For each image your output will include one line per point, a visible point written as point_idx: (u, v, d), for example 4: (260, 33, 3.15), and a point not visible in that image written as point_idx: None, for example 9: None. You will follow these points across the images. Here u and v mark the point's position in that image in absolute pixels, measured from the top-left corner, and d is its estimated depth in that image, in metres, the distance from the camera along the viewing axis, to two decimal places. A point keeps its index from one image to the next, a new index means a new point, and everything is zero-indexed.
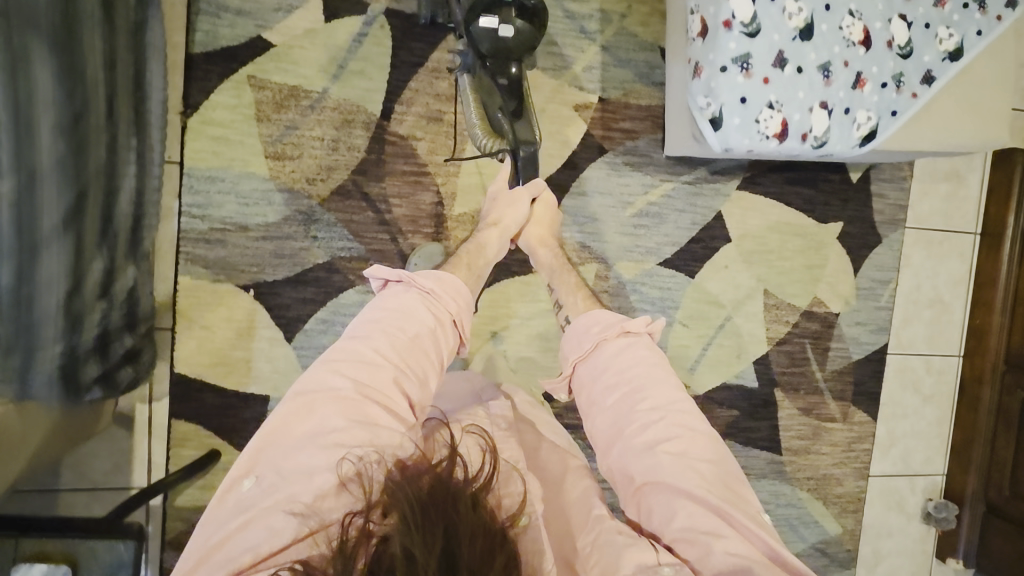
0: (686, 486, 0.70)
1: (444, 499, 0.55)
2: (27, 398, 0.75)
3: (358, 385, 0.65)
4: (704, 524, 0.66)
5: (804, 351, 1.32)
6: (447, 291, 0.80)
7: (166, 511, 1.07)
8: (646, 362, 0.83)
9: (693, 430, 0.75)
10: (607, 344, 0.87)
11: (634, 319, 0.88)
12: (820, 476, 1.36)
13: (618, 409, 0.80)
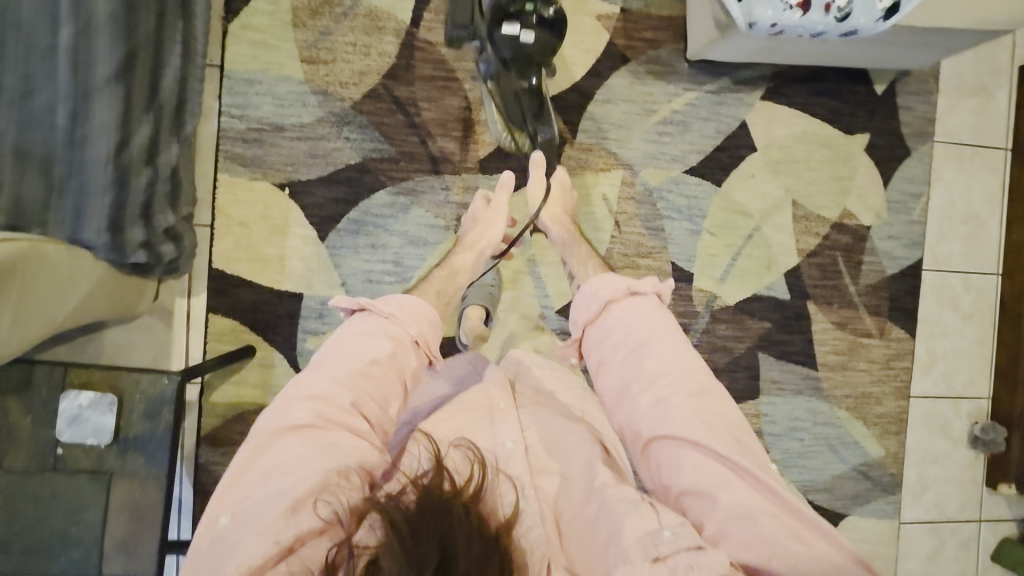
0: (695, 437, 0.64)
1: (434, 515, 0.54)
2: (81, 240, 0.81)
3: (321, 414, 0.60)
4: (712, 477, 0.62)
5: (835, 264, 1.30)
6: (408, 312, 0.71)
7: (203, 407, 1.09)
8: (645, 334, 0.73)
9: (695, 394, 0.67)
10: (612, 303, 0.78)
11: (632, 281, 0.78)
12: (858, 394, 1.32)
13: (623, 366, 0.72)
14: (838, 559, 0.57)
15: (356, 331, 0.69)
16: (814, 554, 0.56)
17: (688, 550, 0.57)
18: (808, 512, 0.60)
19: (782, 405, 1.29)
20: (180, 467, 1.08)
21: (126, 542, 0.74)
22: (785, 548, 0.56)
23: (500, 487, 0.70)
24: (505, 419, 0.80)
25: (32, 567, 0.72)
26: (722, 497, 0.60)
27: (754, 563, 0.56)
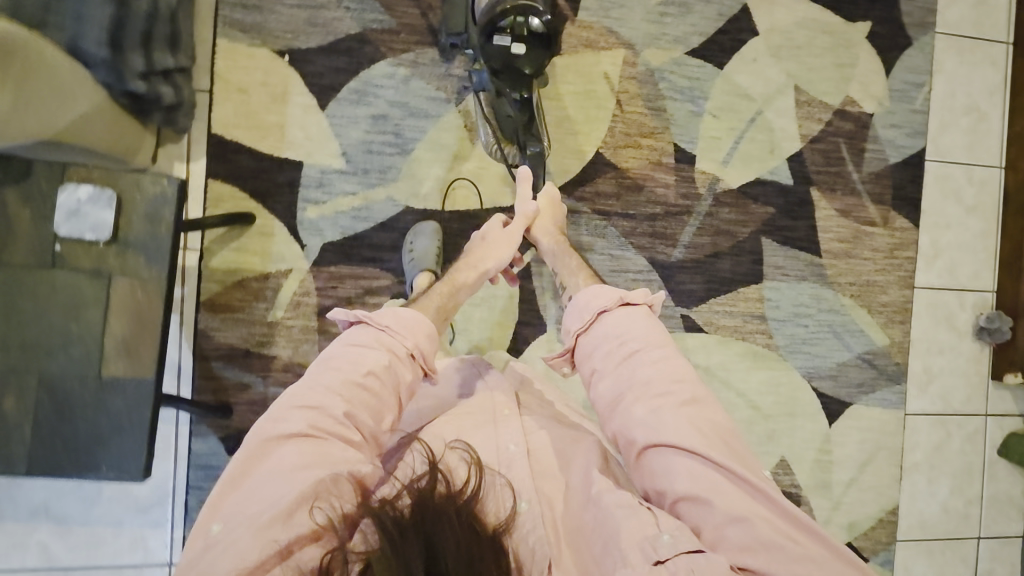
0: (690, 444, 0.73)
1: (435, 505, 0.60)
2: (80, 49, 0.79)
3: (313, 427, 0.65)
4: (706, 484, 0.71)
5: (838, 151, 1.29)
6: (403, 327, 0.77)
7: (202, 273, 1.07)
8: (637, 343, 0.83)
9: (685, 403, 0.77)
10: (607, 313, 0.87)
11: (623, 291, 0.88)
12: (862, 282, 1.31)
13: (620, 373, 0.81)
14: (827, 557, 0.68)
15: (346, 357, 0.72)
16: (805, 554, 0.67)
17: (690, 553, 0.65)
18: (794, 513, 0.71)
19: (787, 292, 1.28)
20: (180, 332, 1.07)
21: (129, 346, 0.73)
22: (774, 549, 0.67)
23: (494, 491, 0.79)
24: (509, 423, 0.91)
25: (31, 366, 0.71)
26: (719, 503, 0.70)
27: (748, 562, 0.66)
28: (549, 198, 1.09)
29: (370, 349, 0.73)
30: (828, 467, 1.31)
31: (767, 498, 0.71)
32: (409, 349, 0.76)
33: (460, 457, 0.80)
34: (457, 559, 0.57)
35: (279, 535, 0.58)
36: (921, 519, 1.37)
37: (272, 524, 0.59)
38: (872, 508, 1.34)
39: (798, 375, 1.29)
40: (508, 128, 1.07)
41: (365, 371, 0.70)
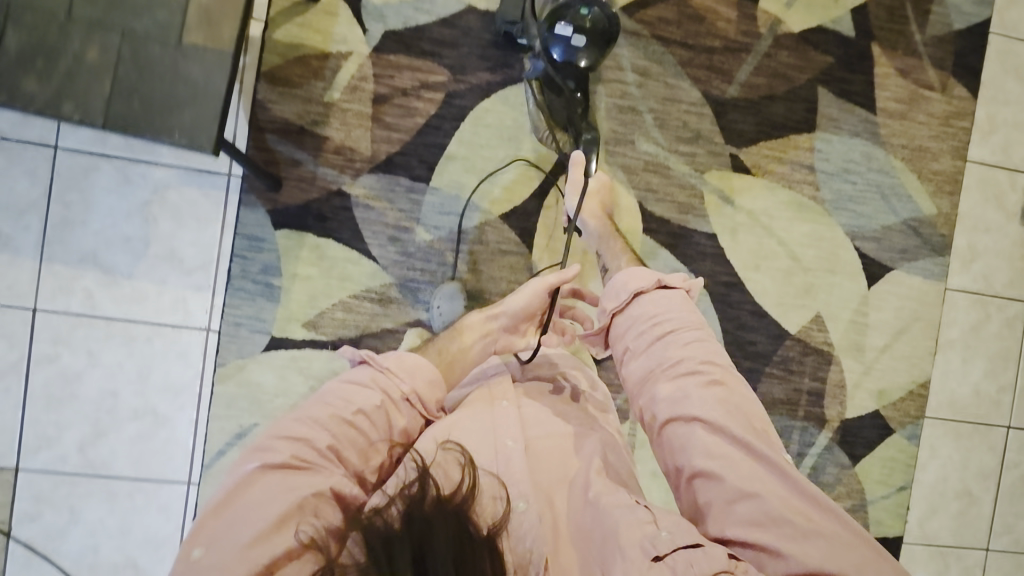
0: (709, 416, 0.74)
1: (422, 517, 0.61)
2: None
3: (298, 459, 0.66)
4: (723, 459, 0.72)
5: (902, 10, 1.28)
6: (404, 369, 0.77)
7: (264, 44, 1.09)
8: (672, 327, 0.83)
9: (706, 384, 0.77)
10: (641, 295, 0.87)
11: (659, 275, 0.88)
12: (915, 147, 1.30)
13: (652, 350, 0.83)
14: (840, 534, 0.67)
15: (336, 396, 0.72)
16: (816, 531, 0.66)
17: (687, 548, 0.66)
18: (811, 492, 0.70)
19: (837, 146, 1.27)
20: (237, 100, 1.08)
21: (209, 13, 0.79)
22: (788, 529, 0.67)
23: (487, 485, 0.76)
24: (507, 415, 0.84)
25: (117, 22, 0.77)
26: (733, 481, 0.70)
27: (756, 538, 0.67)
28: (598, 182, 1.08)
29: (367, 391, 0.74)
30: (862, 330, 1.29)
31: (785, 474, 0.71)
32: (403, 393, 0.76)
33: (453, 456, 0.75)
34: (445, 559, 0.58)
35: (268, 548, 0.59)
36: (952, 399, 1.34)
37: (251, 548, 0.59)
38: (902, 380, 1.31)
39: (841, 233, 1.28)
40: (560, 114, 1.10)
41: (358, 408, 0.71)
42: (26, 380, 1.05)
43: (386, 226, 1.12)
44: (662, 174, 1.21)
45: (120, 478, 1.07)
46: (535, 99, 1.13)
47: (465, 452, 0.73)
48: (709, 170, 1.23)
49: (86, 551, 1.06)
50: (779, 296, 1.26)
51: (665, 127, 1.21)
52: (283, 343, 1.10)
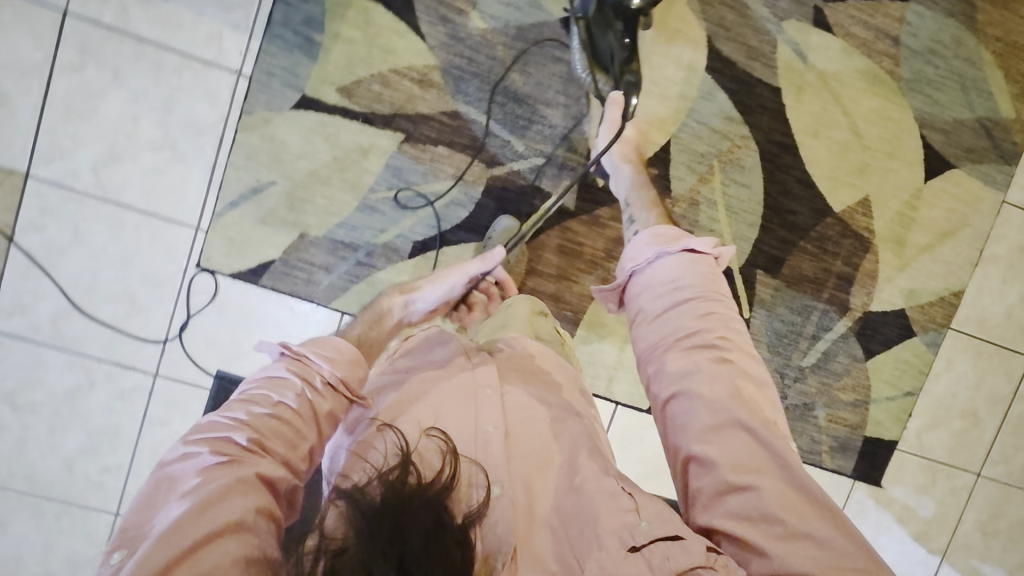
0: (713, 395, 0.63)
1: (400, 502, 0.57)
2: None
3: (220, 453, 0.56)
4: (722, 443, 0.60)
5: None
6: (326, 352, 0.67)
7: None
8: (690, 299, 0.71)
9: (717, 360, 0.66)
10: (663, 255, 0.76)
11: (685, 239, 0.76)
12: (1009, 40, 1.21)
13: (665, 318, 0.71)
14: (842, 542, 0.54)
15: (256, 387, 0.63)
16: (808, 531, 0.54)
17: (665, 541, 0.55)
18: (817, 489, 0.57)
19: (929, 22, 1.19)
20: None
21: None
22: (784, 530, 0.54)
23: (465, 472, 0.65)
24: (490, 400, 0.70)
25: None
26: (728, 471, 0.58)
27: (741, 534, 0.55)
28: (636, 134, 1.08)
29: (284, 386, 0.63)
30: (908, 225, 1.24)
31: (790, 472, 0.58)
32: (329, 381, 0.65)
33: (434, 445, 0.66)
34: (419, 545, 0.54)
35: (190, 536, 0.50)
36: (981, 316, 1.30)
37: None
38: (936, 284, 1.26)
39: (911, 117, 1.20)
40: (604, 57, 1.00)
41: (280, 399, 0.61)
42: (45, 86, 1.02)
43: (441, 4, 1.06)
44: (738, 12, 1.13)
45: (129, 208, 1.05)
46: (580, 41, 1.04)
47: (448, 440, 0.65)
48: (789, 19, 1.15)
49: (86, 274, 1.06)
50: (831, 170, 1.20)
51: None
52: (314, 104, 1.06)
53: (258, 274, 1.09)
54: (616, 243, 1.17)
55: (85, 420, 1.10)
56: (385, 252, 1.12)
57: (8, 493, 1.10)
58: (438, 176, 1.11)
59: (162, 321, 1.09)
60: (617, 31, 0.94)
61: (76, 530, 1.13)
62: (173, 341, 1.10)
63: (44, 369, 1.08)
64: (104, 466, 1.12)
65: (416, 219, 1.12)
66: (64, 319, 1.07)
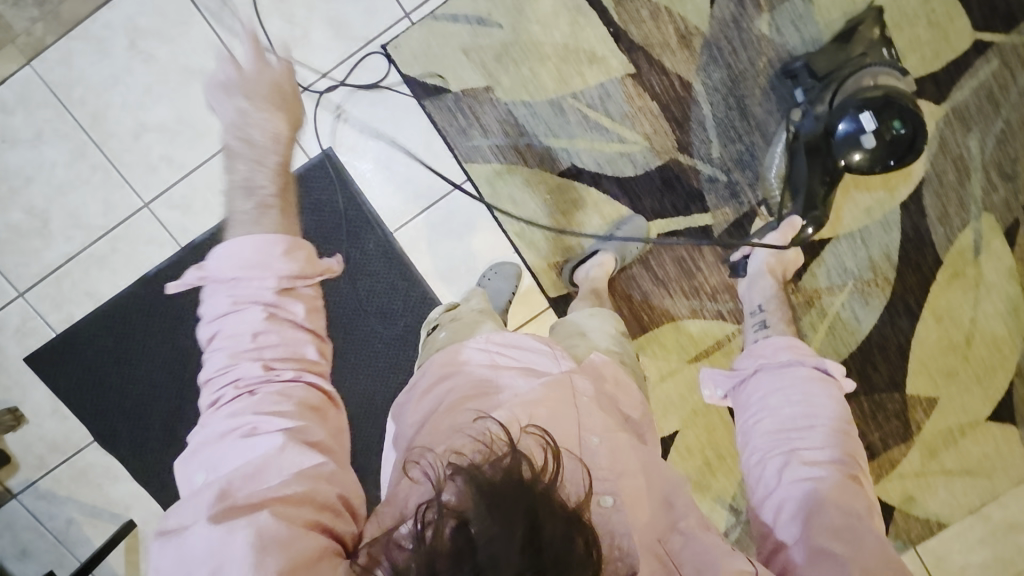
0: (835, 505, 0.65)
1: (517, 484, 0.47)
2: None
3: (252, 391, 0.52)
4: (843, 541, 0.61)
5: None
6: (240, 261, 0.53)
7: None
8: (820, 418, 0.76)
9: (845, 478, 0.68)
10: (797, 364, 0.82)
11: (822, 359, 0.82)
12: None
13: (783, 426, 0.76)
14: None
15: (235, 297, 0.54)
16: None
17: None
18: None
19: None
20: None
21: None
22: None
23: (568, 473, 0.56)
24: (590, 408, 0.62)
25: None
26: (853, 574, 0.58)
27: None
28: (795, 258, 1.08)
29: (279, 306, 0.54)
30: (949, 442, 1.26)
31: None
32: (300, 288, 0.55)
33: (535, 440, 0.56)
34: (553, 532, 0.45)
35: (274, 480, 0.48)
36: (940, 556, 1.30)
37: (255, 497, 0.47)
38: (934, 508, 1.28)
39: (1014, 361, 1.24)
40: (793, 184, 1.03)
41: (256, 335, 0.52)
42: None
43: None
44: (959, 177, 1.18)
45: None
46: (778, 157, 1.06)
47: (548, 436, 0.55)
48: (990, 213, 1.19)
49: None
50: (925, 355, 1.23)
51: (1003, 145, 1.17)
52: None
53: (427, 92, 1.07)
54: (726, 288, 1.14)
55: (184, 104, 1.05)
56: (543, 155, 1.10)
57: (69, 116, 1.04)
58: (634, 125, 1.10)
59: (319, 69, 1.06)
60: (818, 180, 1.00)
61: (98, 191, 1.06)
62: (311, 95, 1.06)
63: (184, 34, 1.04)
64: (168, 155, 1.06)
65: (588, 147, 1.10)
66: (235, 5, 1.04)
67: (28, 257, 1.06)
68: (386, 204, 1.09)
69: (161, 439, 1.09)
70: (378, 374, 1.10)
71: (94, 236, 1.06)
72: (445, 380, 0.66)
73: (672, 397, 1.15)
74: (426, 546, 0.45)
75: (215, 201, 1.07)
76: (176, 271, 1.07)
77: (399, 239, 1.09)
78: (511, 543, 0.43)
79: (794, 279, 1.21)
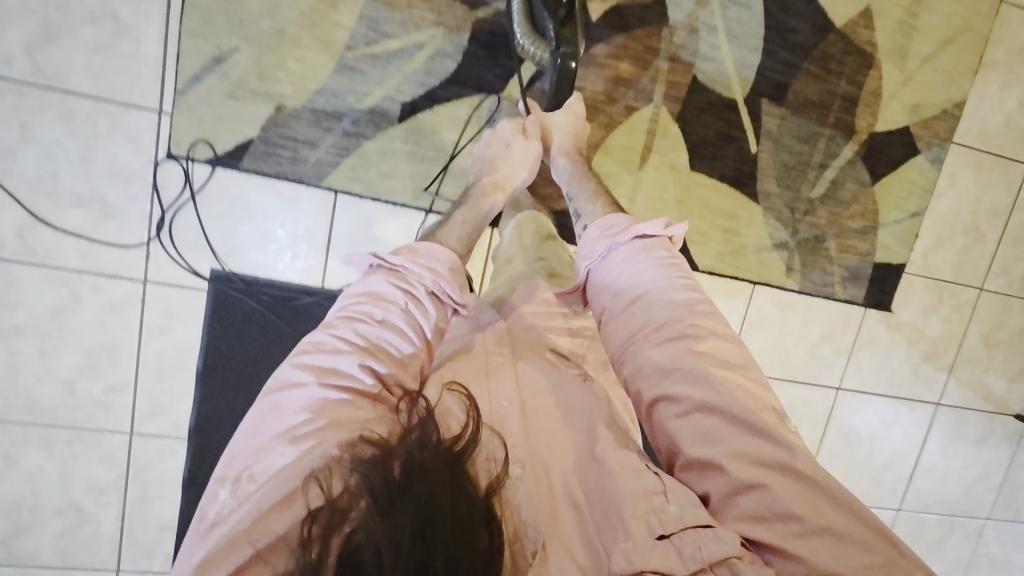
0: (698, 387, 0.59)
1: (417, 468, 0.56)
2: None
3: (326, 383, 0.59)
4: (715, 442, 0.57)
5: None
6: (356, 300, 0.66)
7: None
8: (656, 289, 0.69)
9: (695, 352, 0.62)
10: (617, 247, 0.75)
11: (636, 226, 0.75)
12: None
13: (626, 319, 0.69)
14: (856, 525, 0.52)
15: (362, 293, 0.67)
16: (825, 524, 0.51)
17: (697, 529, 0.53)
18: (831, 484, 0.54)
19: None
20: None
21: None
22: (800, 528, 0.51)
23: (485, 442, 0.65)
24: (502, 375, 0.72)
25: None
26: (733, 475, 0.55)
27: (756, 535, 0.53)
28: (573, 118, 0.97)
29: (387, 296, 0.66)
30: (910, 34, 1.19)
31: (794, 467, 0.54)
32: (431, 291, 0.69)
33: (457, 397, 0.67)
34: (451, 519, 0.54)
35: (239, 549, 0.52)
36: (982, 127, 1.26)
37: (297, 484, 0.55)
38: (940, 96, 1.22)
39: None
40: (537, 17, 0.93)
41: (326, 377, 0.60)
42: None
43: None
44: None
45: (78, 95, 0.94)
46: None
47: (469, 399, 0.66)
48: None
49: (45, 174, 0.95)
50: None
51: None
52: None
53: (237, 156, 1.00)
54: (616, 83, 1.09)
55: (79, 338, 1.02)
56: (373, 117, 1.02)
57: (7, 426, 1.03)
58: (419, 25, 1.01)
59: (141, 220, 1.00)
60: None
61: (91, 455, 1.07)
62: (156, 243, 1.01)
63: (19, 288, 0.99)
64: (109, 384, 1.05)
65: (401, 76, 1.02)
66: (30, 230, 0.97)
67: (93, 542, 1.10)
68: (297, 271, 1.06)
69: None
70: None
71: (123, 486, 1.09)
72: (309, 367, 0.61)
73: (651, 203, 1.15)
74: (310, 562, 0.51)
75: (178, 384, 1.07)
76: (203, 460, 1.10)
77: (335, 287, 1.08)
78: (400, 545, 0.51)
79: (660, 29, 1.09)
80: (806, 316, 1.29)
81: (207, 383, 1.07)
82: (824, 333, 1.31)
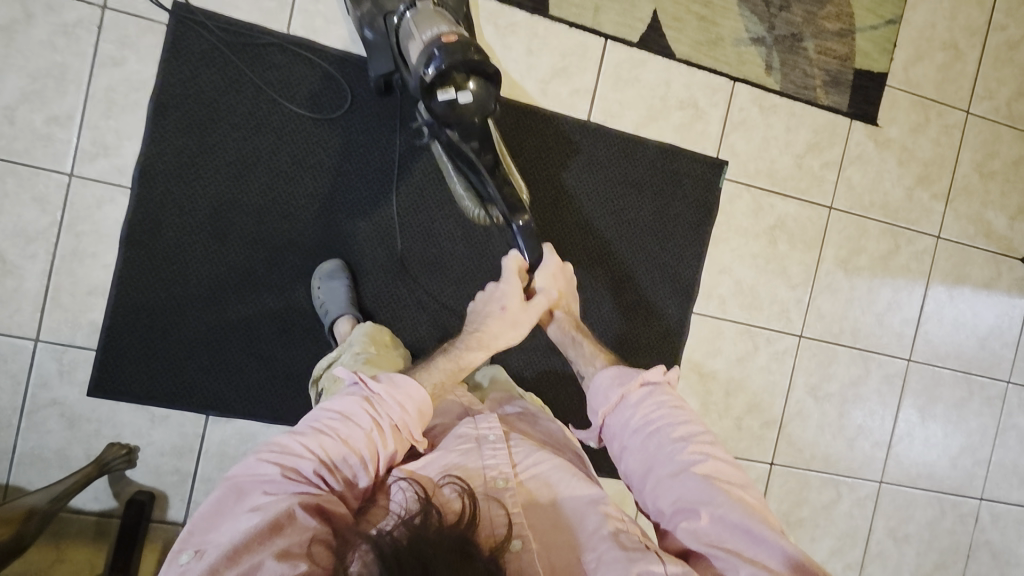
0: (715, 510, 0.63)
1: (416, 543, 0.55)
2: None
3: (289, 476, 0.62)
4: (733, 554, 0.61)
5: None
6: (332, 406, 0.68)
7: None
8: (669, 430, 0.71)
9: (710, 482, 0.65)
10: (626, 395, 0.75)
11: (644, 373, 0.76)
12: None
13: (643, 451, 0.71)
14: None
15: (335, 410, 0.68)
16: None
17: None
18: None
19: None
20: None
21: None
22: None
23: (488, 516, 0.66)
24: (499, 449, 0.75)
25: None
26: None
27: None
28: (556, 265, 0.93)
29: (357, 418, 0.67)
30: None
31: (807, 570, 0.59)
32: (396, 422, 0.69)
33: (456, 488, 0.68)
34: None
35: None
36: None
37: (267, 536, 0.56)
38: None
39: None
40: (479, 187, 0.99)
41: (295, 470, 0.62)
42: None
43: None
44: None
45: None
46: (445, 164, 1.04)
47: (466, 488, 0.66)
48: None
49: None
50: None
51: None
52: None
53: None
54: None
55: (24, 59, 0.97)
56: None
57: None
58: None
59: None
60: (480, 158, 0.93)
61: (21, 195, 0.99)
62: None
63: None
64: (50, 116, 0.99)
65: None
66: None
67: (12, 303, 1.00)
68: (262, 13, 1.04)
69: (274, 342, 1.08)
70: (388, 150, 1.10)
71: (53, 237, 1.00)
72: (277, 461, 0.62)
73: None
74: None
75: (126, 123, 1.01)
76: (145, 208, 1.02)
77: (298, 32, 1.05)
78: None
79: None
80: (790, 121, 1.25)
81: (157, 123, 1.02)
82: (810, 142, 1.27)
